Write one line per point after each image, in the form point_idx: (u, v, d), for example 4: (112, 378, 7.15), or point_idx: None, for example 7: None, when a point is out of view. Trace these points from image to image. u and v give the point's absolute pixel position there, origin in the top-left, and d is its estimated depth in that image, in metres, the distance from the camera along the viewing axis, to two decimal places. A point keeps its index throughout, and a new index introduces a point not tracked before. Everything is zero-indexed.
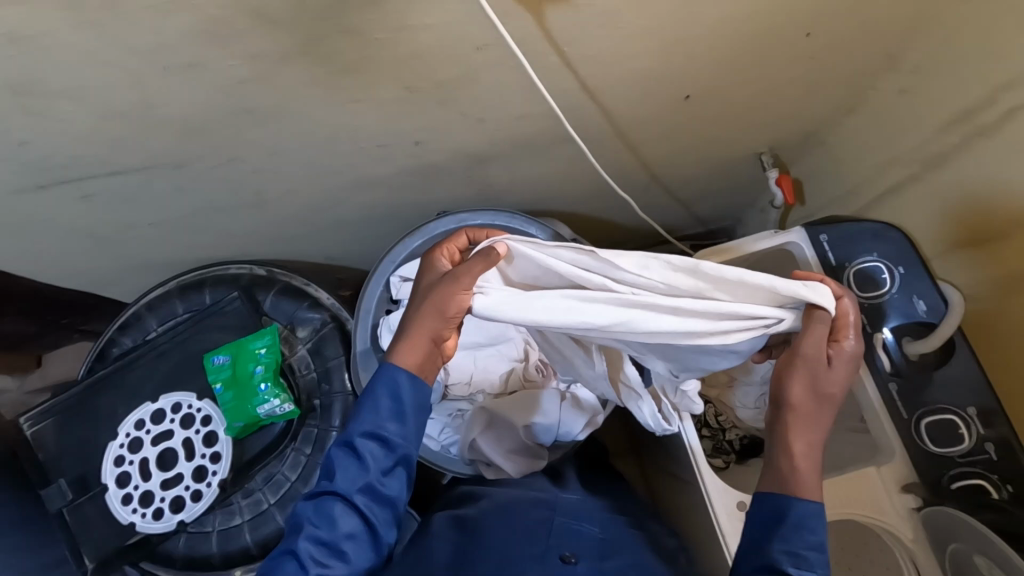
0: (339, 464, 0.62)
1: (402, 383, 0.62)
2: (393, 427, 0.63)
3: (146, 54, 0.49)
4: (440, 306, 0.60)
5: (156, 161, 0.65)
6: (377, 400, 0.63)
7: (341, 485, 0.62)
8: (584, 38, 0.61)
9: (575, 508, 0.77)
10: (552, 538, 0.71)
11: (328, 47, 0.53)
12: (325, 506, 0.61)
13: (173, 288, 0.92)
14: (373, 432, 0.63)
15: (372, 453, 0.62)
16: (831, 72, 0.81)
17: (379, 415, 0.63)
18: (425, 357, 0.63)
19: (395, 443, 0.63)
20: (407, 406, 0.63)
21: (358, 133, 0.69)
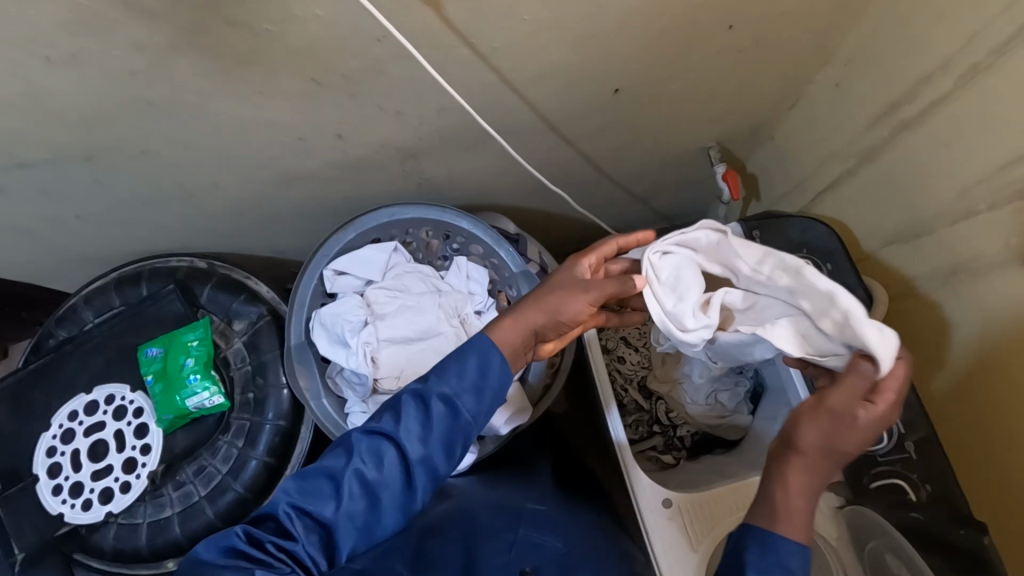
0: (406, 411, 0.58)
1: (492, 363, 0.59)
2: (470, 401, 0.59)
3: (22, 44, 0.49)
4: (557, 308, 0.62)
5: (64, 152, 0.65)
6: (464, 363, 0.59)
7: (403, 433, 0.57)
8: (487, 29, 0.60)
9: (541, 519, 0.73)
10: (514, 552, 0.65)
11: (214, 36, 0.53)
12: (377, 446, 0.57)
13: (112, 280, 0.92)
14: (450, 397, 0.58)
15: (440, 416, 0.58)
16: (763, 66, 0.80)
17: (461, 383, 0.59)
18: (517, 346, 0.62)
19: (467, 419, 0.59)
20: (490, 381, 0.59)
21: (272, 125, 0.68)
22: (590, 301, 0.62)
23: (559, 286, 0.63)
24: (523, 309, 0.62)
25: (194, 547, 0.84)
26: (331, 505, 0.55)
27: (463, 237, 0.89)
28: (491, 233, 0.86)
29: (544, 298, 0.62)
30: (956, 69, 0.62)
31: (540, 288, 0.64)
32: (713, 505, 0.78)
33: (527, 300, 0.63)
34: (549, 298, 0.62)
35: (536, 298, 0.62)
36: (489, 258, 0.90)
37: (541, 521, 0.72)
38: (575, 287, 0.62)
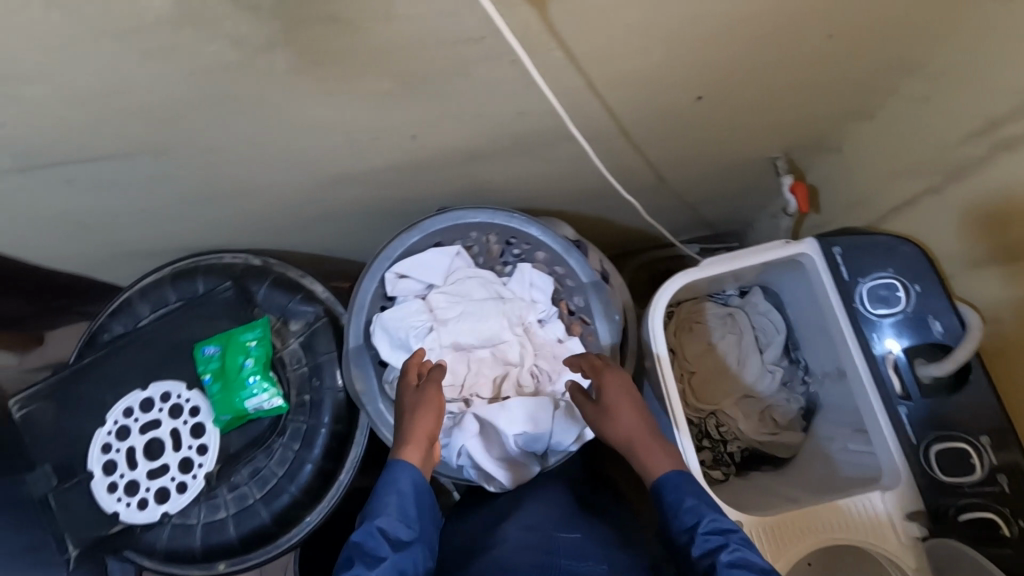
0: (361, 547, 0.61)
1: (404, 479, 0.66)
2: (405, 529, 0.63)
3: (121, 36, 0.47)
4: (430, 416, 0.70)
5: (140, 147, 0.63)
6: (397, 489, 0.65)
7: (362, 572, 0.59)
8: (587, 32, 0.58)
9: (575, 547, 0.68)
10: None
11: (315, 34, 0.51)
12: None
13: (167, 274, 0.90)
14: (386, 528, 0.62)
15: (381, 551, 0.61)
16: (850, 76, 0.77)
17: (393, 510, 0.64)
18: (425, 458, 0.69)
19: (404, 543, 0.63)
20: (406, 497, 0.65)
21: (350, 124, 0.66)
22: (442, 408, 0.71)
23: (412, 403, 0.71)
24: (410, 426, 0.69)
25: (248, 550, 0.83)
26: None
27: (527, 243, 0.86)
28: (557, 239, 0.85)
29: (410, 415, 0.70)
30: None
31: (399, 413, 0.72)
32: (786, 530, 0.75)
33: (400, 420, 0.71)
34: (412, 417, 0.70)
35: (413, 419, 0.70)
36: (554, 266, 0.87)
37: (579, 550, 0.68)
38: (422, 394, 0.72)
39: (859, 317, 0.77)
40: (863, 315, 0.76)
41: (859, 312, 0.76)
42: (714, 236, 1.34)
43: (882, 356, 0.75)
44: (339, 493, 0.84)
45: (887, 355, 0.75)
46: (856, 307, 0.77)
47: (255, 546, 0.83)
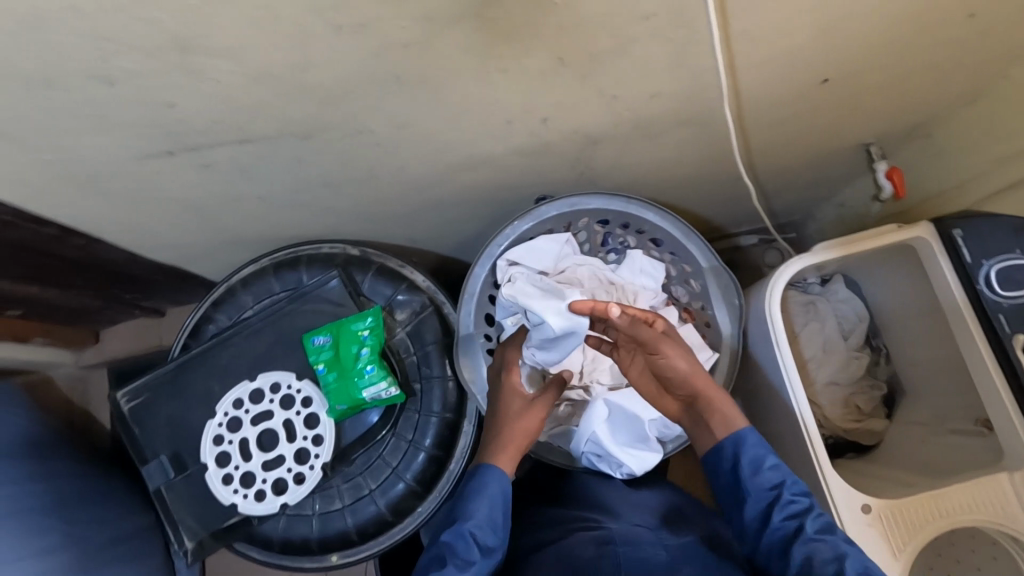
0: (452, 550, 0.66)
1: (495, 488, 0.72)
2: (493, 535, 0.69)
3: (327, 12, 0.47)
4: (524, 427, 0.75)
5: (292, 128, 0.63)
6: (486, 502, 0.70)
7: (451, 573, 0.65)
8: (750, 10, 0.58)
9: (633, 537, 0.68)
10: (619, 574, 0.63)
11: (506, 11, 0.51)
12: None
13: (268, 265, 0.89)
14: (478, 531, 0.68)
15: (476, 550, 0.67)
16: (968, 59, 0.77)
17: (485, 518, 0.69)
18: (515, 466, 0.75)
19: (490, 552, 0.68)
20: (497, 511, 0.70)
21: (493, 107, 0.66)
22: (540, 416, 0.76)
23: (509, 412, 0.76)
24: (505, 437, 0.75)
25: (363, 541, 0.82)
26: None
27: (640, 229, 0.86)
28: (673, 222, 0.83)
29: (507, 425, 0.75)
30: None
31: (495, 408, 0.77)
32: (913, 512, 0.76)
33: (493, 428, 0.76)
34: (512, 426, 0.75)
35: (507, 426, 0.75)
36: (665, 254, 0.87)
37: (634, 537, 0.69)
38: (520, 409, 0.76)
39: (982, 300, 0.76)
40: (990, 298, 0.76)
41: (984, 294, 0.76)
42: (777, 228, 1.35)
43: (1010, 338, 0.75)
44: (452, 483, 0.83)
45: (1018, 337, 0.74)
46: (979, 290, 0.77)
47: (371, 537, 0.82)
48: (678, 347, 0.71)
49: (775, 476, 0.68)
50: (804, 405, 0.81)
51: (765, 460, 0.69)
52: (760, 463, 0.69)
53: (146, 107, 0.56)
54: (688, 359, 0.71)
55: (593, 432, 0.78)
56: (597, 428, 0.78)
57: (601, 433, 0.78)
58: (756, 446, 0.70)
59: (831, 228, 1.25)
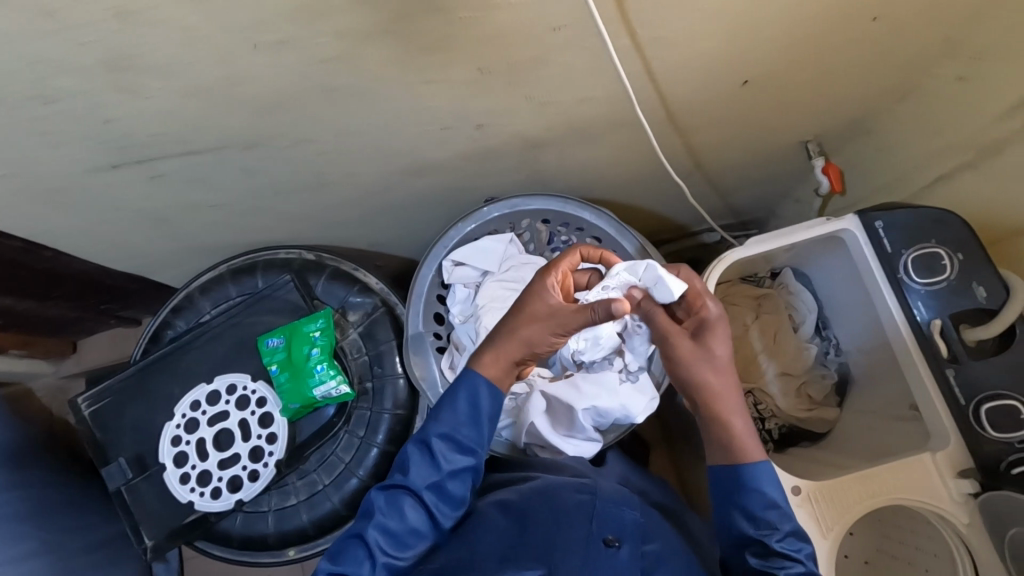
0: (415, 460, 0.69)
1: (482, 393, 0.69)
2: (468, 432, 0.70)
3: (240, 29, 0.50)
4: (530, 340, 0.66)
5: (230, 141, 0.66)
6: (457, 403, 0.70)
7: (414, 478, 0.69)
8: (658, 16, 0.61)
9: (614, 496, 0.76)
10: (594, 524, 0.70)
11: (415, 25, 0.53)
12: (395, 498, 0.69)
13: (225, 271, 0.92)
14: (448, 437, 0.69)
15: (446, 454, 0.70)
16: (888, 58, 0.80)
17: (456, 421, 0.70)
18: (503, 375, 0.70)
19: (470, 448, 0.70)
20: (482, 412, 0.70)
21: (425, 116, 0.69)
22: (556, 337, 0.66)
23: (531, 317, 0.66)
24: (504, 343, 0.68)
25: (319, 535, 0.85)
26: (369, 565, 0.67)
27: (579, 228, 0.90)
28: (609, 221, 0.88)
29: (518, 330, 0.67)
30: None
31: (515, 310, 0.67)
32: (842, 493, 0.79)
33: (501, 327, 0.68)
34: (521, 335, 0.66)
35: (513, 334, 0.67)
36: None
37: (615, 495, 0.76)
38: (541, 320, 0.66)
39: (904, 287, 0.80)
40: (911, 286, 0.80)
41: (903, 282, 0.80)
42: (740, 224, 1.37)
43: (928, 324, 0.79)
44: None
45: (935, 323, 0.78)
46: (900, 278, 0.80)
47: (327, 531, 0.85)
48: (692, 351, 0.66)
49: (775, 517, 0.65)
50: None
51: (779, 502, 0.66)
52: (765, 499, 0.65)
53: (86, 124, 0.58)
54: (692, 363, 0.66)
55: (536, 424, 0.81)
56: (538, 421, 0.81)
57: (542, 424, 0.81)
58: (766, 482, 0.66)
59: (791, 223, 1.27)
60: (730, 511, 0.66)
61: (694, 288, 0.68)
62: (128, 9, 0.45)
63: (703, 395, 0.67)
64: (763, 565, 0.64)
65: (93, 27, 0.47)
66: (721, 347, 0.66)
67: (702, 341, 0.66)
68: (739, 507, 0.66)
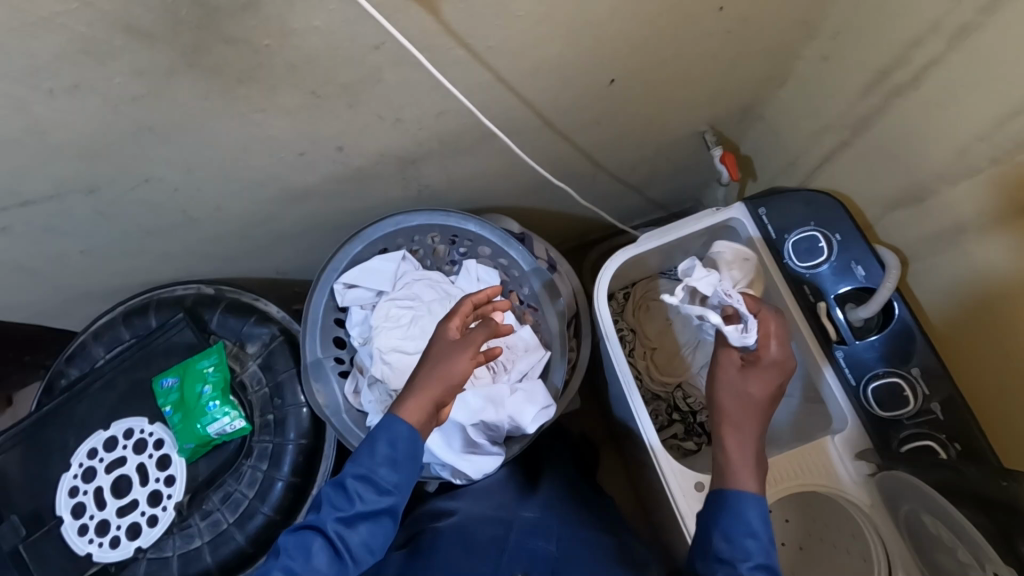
0: (326, 498, 0.63)
1: (400, 432, 0.63)
2: (385, 471, 0.63)
3: (22, 79, 0.49)
4: (445, 372, 0.65)
5: (69, 186, 0.65)
6: (376, 437, 0.64)
7: (323, 518, 0.62)
8: (484, 29, 0.60)
9: (533, 526, 0.71)
10: (505, 557, 0.65)
11: (214, 58, 0.52)
12: (303, 541, 0.61)
13: (119, 313, 0.90)
14: (366, 475, 0.63)
15: (361, 494, 0.63)
16: (752, 45, 0.80)
17: (371, 459, 0.63)
18: (428, 418, 0.65)
19: (388, 487, 0.63)
20: (402, 450, 0.63)
21: (274, 143, 0.68)
22: (469, 363, 0.67)
23: (439, 352, 0.67)
24: (421, 379, 0.65)
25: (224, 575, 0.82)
26: None
27: (470, 239, 0.88)
28: (495, 232, 0.85)
29: (432, 367, 0.66)
30: (946, 32, 0.63)
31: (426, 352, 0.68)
32: None
33: (417, 371, 0.67)
34: (433, 370, 0.66)
35: (427, 370, 0.66)
36: (499, 260, 0.90)
37: (536, 527, 0.71)
38: (449, 353, 0.67)
39: (790, 272, 0.80)
40: (795, 270, 0.80)
41: (789, 267, 0.80)
42: (669, 216, 1.36)
43: (818, 307, 0.78)
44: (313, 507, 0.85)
45: (820, 305, 0.78)
46: (785, 263, 0.80)
47: (231, 571, 0.82)
48: (760, 375, 0.70)
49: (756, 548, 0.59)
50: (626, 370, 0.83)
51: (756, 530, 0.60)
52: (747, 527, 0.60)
53: None
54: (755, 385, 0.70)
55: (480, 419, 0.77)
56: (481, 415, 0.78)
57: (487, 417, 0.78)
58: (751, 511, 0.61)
59: None
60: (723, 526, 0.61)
61: (766, 328, 0.72)
62: None
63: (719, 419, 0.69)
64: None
65: None
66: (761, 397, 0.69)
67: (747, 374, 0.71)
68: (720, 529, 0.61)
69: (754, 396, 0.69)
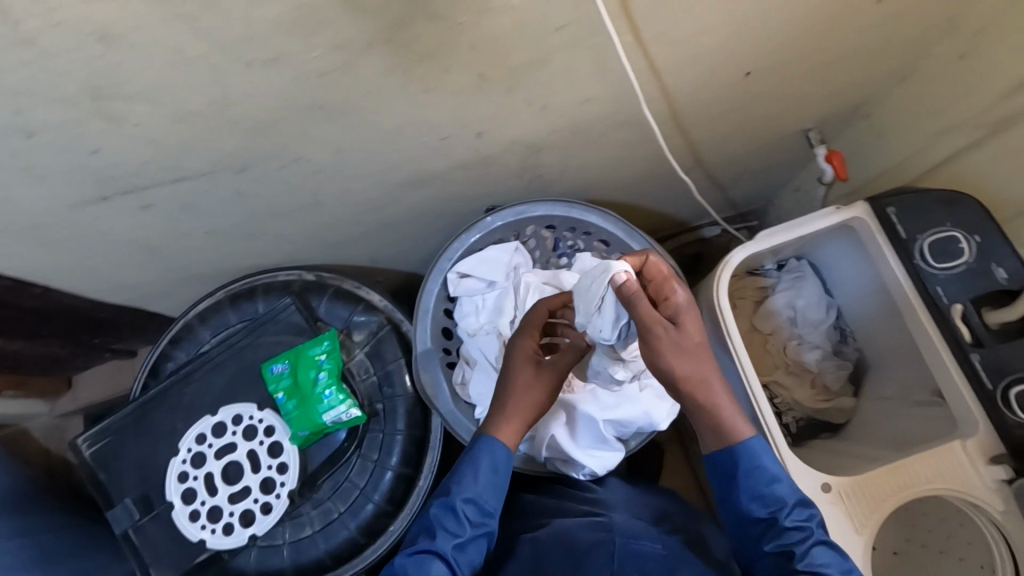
0: (438, 524, 0.64)
1: (498, 457, 0.68)
2: (490, 499, 0.67)
3: (230, 50, 0.48)
4: (532, 398, 0.70)
5: (222, 164, 0.64)
6: (477, 467, 0.67)
7: (441, 544, 0.63)
8: (662, 14, 0.59)
9: (630, 527, 0.71)
10: (616, 564, 0.64)
11: (410, 34, 0.51)
12: (424, 566, 0.61)
13: (224, 297, 0.90)
14: (473, 500, 0.66)
15: (470, 518, 0.65)
16: (889, 41, 0.79)
17: (477, 484, 0.67)
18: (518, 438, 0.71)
19: (488, 513, 0.67)
20: (502, 478, 0.68)
21: (423, 126, 0.67)
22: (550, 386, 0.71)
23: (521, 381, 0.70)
24: (506, 408, 0.70)
25: (336, 565, 0.82)
26: None
27: (586, 231, 0.88)
28: (617, 224, 0.85)
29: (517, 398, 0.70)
30: None
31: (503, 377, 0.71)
32: (875, 487, 0.77)
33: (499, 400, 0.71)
34: (521, 396, 0.70)
35: (513, 399, 0.70)
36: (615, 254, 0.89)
37: (636, 530, 0.71)
38: (531, 378, 0.70)
39: (921, 273, 0.79)
40: (927, 271, 0.78)
41: (920, 267, 0.79)
42: (740, 217, 1.34)
43: (951, 308, 0.77)
44: (420, 499, 0.83)
45: (954, 306, 0.77)
46: (916, 264, 0.79)
47: (344, 561, 0.82)
48: (670, 342, 0.56)
49: (784, 492, 0.66)
50: (748, 366, 0.84)
51: (778, 474, 0.66)
52: (768, 475, 0.66)
53: (73, 155, 0.56)
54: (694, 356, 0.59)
55: (595, 413, 0.78)
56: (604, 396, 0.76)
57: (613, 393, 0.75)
58: (762, 457, 0.66)
59: (791, 214, 1.25)
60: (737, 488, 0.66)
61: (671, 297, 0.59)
62: (111, 34, 0.43)
63: (689, 387, 0.60)
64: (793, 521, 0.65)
65: (74, 54, 0.44)
66: (698, 332, 0.58)
67: (679, 327, 0.58)
68: (749, 492, 0.65)
69: (684, 373, 0.59)
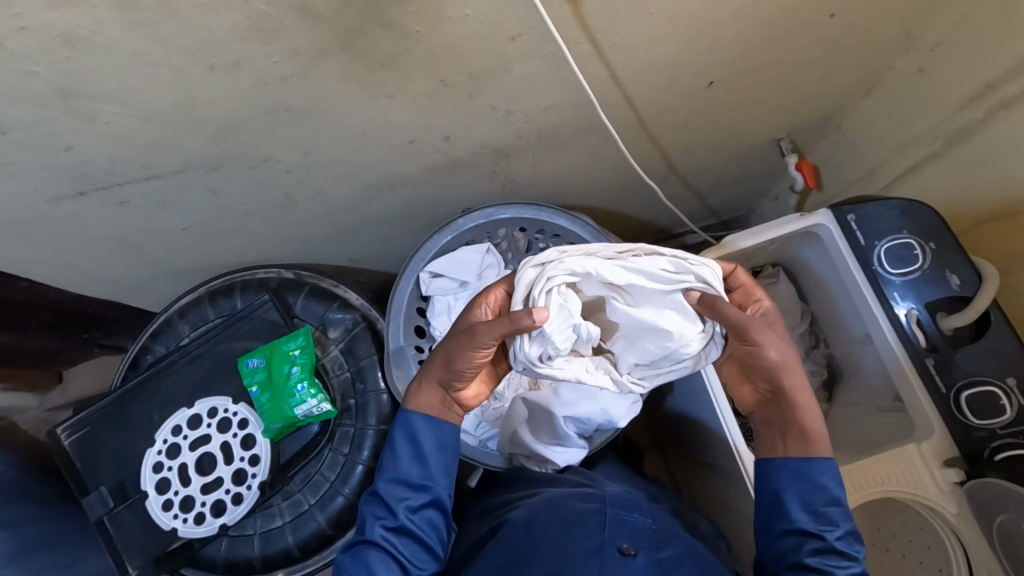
0: (369, 513, 0.67)
1: (418, 426, 0.68)
2: (414, 470, 0.68)
3: (193, 54, 0.50)
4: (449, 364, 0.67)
5: (194, 163, 0.67)
6: (397, 445, 0.69)
7: (371, 531, 0.65)
8: (615, 25, 0.62)
9: (623, 500, 0.73)
10: (608, 533, 0.66)
11: (366, 40, 0.54)
12: (361, 555, 0.64)
13: (204, 293, 0.92)
14: (397, 478, 0.67)
15: (400, 496, 0.67)
16: (850, 53, 0.82)
17: (399, 461, 0.68)
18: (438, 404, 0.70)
19: (421, 484, 0.68)
20: (425, 447, 0.68)
21: (390, 129, 0.70)
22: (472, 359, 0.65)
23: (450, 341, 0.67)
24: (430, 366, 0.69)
25: (305, 556, 0.85)
26: None
27: (555, 235, 0.90)
28: (586, 228, 0.87)
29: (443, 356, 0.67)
30: None
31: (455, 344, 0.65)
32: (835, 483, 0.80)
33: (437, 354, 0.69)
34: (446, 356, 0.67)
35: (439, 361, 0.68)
36: None
37: (627, 502, 0.73)
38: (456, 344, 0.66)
39: (880, 278, 0.81)
40: (884, 276, 0.81)
41: (879, 274, 0.81)
42: (721, 224, 1.35)
43: (907, 314, 0.79)
44: None
45: (910, 312, 0.79)
46: (875, 270, 0.81)
47: (313, 552, 0.85)
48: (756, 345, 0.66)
49: (836, 514, 0.65)
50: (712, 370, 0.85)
51: (841, 499, 0.66)
52: (828, 496, 0.66)
53: (47, 152, 0.59)
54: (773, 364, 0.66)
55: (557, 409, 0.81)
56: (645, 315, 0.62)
57: (655, 320, 0.61)
58: (828, 478, 0.66)
59: None
60: (784, 504, 0.66)
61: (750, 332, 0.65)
62: (77, 35, 0.46)
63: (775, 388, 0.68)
64: (821, 562, 0.62)
65: (44, 55, 0.47)
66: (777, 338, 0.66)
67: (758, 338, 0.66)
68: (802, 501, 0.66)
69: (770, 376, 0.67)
